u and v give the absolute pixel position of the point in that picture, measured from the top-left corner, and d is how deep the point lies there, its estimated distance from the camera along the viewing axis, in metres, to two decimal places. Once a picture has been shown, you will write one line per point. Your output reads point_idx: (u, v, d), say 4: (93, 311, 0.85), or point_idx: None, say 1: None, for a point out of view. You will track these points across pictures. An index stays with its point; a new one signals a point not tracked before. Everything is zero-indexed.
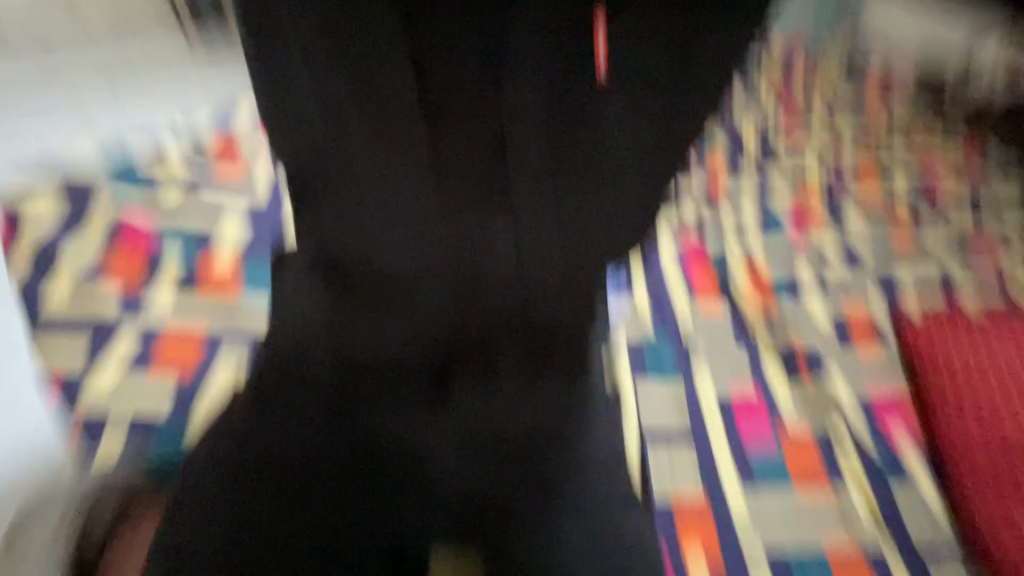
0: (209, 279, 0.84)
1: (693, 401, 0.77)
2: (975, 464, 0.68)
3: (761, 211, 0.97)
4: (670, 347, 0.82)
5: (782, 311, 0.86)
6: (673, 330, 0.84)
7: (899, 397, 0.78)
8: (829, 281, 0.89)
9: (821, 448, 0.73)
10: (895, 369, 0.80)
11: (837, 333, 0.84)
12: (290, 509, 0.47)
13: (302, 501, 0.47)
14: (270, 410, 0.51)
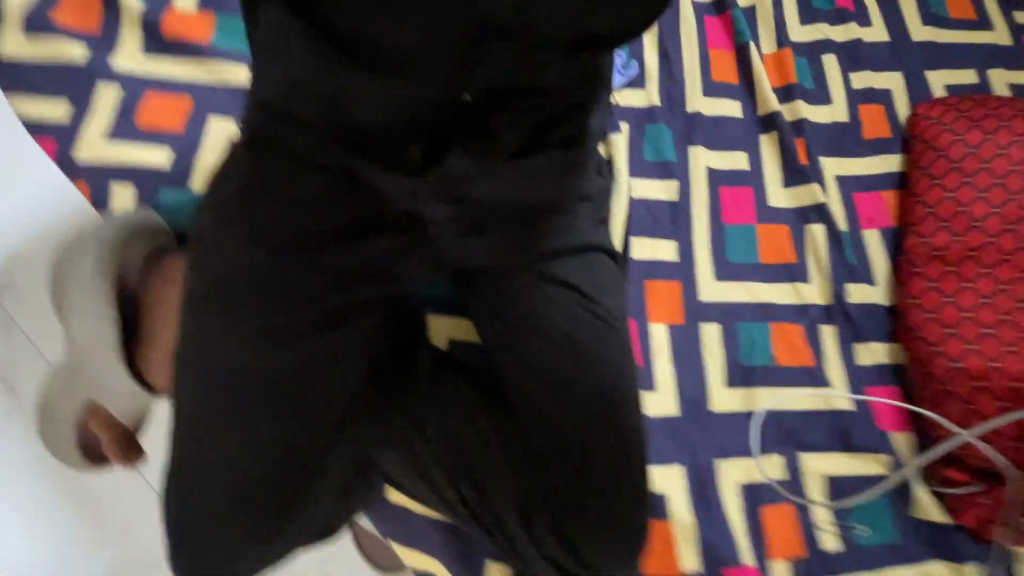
0: (179, 23, 0.77)
1: (685, 191, 0.84)
2: (925, 249, 0.81)
3: (801, 12, 0.97)
4: (673, 134, 0.86)
5: (796, 99, 0.91)
6: (681, 123, 0.88)
7: (884, 191, 0.89)
8: (852, 86, 0.94)
9: (793, 232, 0.85)
10: (888, 165, 0.90)
11: (850, 129, 0.92)
12: (308, 253, 0.56)
13: (314, 250, 0.56)
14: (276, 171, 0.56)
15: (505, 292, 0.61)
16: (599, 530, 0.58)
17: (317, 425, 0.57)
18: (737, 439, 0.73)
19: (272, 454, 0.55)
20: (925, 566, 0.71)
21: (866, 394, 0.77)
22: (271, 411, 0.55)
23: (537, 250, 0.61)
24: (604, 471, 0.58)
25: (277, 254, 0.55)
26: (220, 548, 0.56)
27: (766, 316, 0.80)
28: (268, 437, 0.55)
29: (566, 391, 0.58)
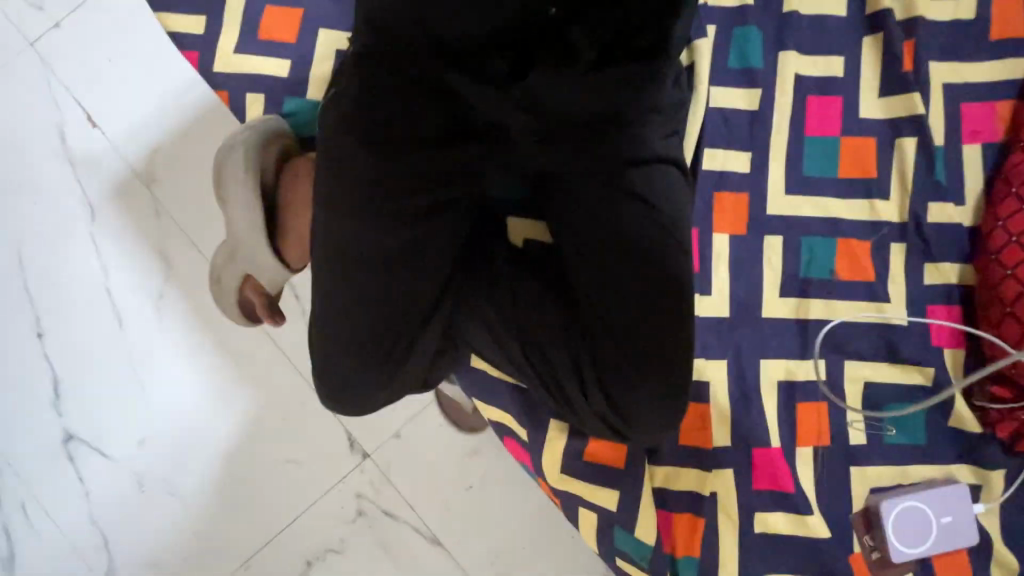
0: None
1: (768, 101, 0.83)
2: None
3: None
4: (764, 38, 0.83)
5: None
6: (773, 24, 0.83)
7: (998, 101, 0.82)
8: None
9: (880, 146, 0.82)
10: (1010, 72, 0.82)
11: (972, 29, 0.83)
12: (411, 159, 0.65)
13: (406, 155, 0.65)
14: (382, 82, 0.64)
15: (576, 197, 0.69)
16: (644, 402, 0.69)
17: (417, 303, 0.70)
18: (782, 344, 0.80)
19: (385, 322, 0.70)
20: (947, 466, 0.78)
21: (924, 310, 0.80)
22: (383, 289, 0.69)
23: (610, 157, 0.66)
24: (652, 355, 0.67)
25: (377, 159, 0.65)
26: (349, 389, 0.74)
27: (834, 232, 0.81)
28: (380, 312, 0.69)
29: (624, 281, 0.67)
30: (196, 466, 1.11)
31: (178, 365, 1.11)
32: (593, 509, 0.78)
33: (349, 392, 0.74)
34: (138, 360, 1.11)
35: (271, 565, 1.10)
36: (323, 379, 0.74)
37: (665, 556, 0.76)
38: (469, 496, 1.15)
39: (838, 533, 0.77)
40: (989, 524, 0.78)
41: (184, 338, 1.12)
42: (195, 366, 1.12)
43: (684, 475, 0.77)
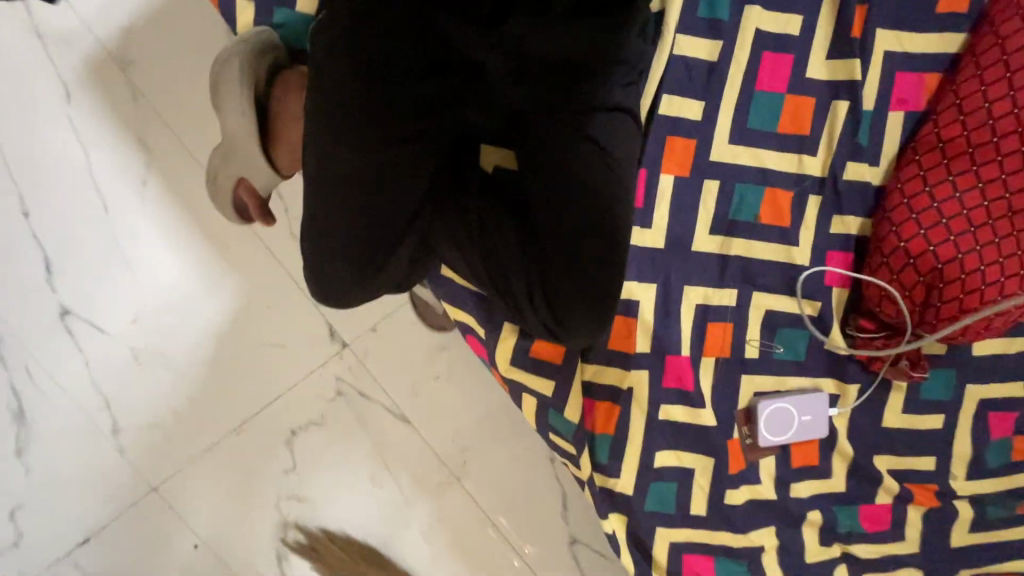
0: None
1: (727, 52, 0.90)
2: (933, 140, 0.89)
3: None
4: None
5: None
6: None
7: (928, 72, 0.92)
8: None
9: (818, 105, 0.92)
10: (946, 45, 0.91)
11: (921, 0, 0.90)
12: (398, 88, 0.76)
13: (393, 85, 0.75)
14: (379, 16, 0.74)
15: (545, 132, 0.78)
16: (582, 312, 0.84)
17: (394, 218, 0.81)
18: (705, 274, 0.95)
19: (367, 233, 0.80)
20: (816, 379, 0.98)
21: (825, 255, 0.95)
22: (366, 203, 0.78)
23: (572, 102, 0.77)
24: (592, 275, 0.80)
25: (369, 88, 0.75)
26: (334, 286, 0.86)
27: (764, 181, 0.93)
28: (361, 224, 0.79)
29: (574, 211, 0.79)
30: (188, 342, 1.25)
31: (167, 253, 1.22)
32: (533, 394, 0.96)
33: (334, 288, 0.86)
34: (127, 244, 1.21)
35: (260, 429, 1.29)
36: (315, 279, 0.87)
37: (586, 433, 0.95)
38: (436, 383, 1.36)
39: (723, 424, 0.98)
40: (839, 424, 1.00)
41: (172, 228, 1.22)
42: (183, 254, 1.23)
43: (609, 374, 0.95)
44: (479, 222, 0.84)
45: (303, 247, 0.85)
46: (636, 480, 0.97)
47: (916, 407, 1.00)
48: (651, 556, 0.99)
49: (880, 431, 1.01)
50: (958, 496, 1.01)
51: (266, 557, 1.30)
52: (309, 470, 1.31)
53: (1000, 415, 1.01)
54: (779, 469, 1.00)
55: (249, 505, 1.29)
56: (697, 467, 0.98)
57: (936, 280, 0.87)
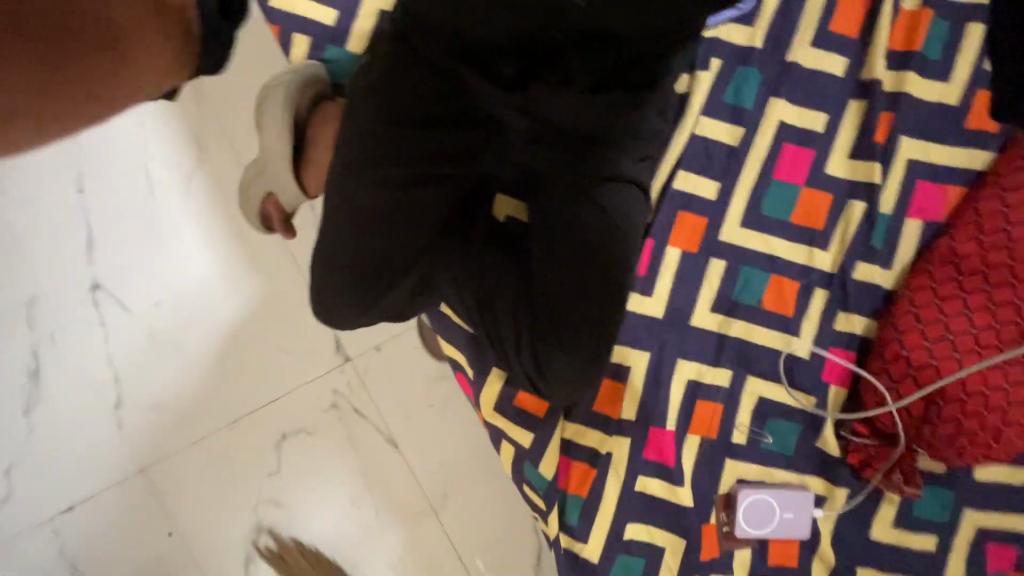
0: None
1: (749, 138, 0.92)
2: (947, 254, 0.88)
3: None
4: (760, 81, 0.92)
5: (904, 73, 0.91)
6: (773, 70, 0.92)
7: (952, 184, 0.92)
8: (981, 69, 0.91)
9: (834, 202, 0.93)
10: (972, 161, 0.91)
11: (951, 114, 0.91)
12: (423, 139, 0.80)
13: (418, 136, 0.80)
14: (413, 70, 0.79)
15: (557, 195, 0.83)
16: (570, 367, 0.86)
17: (402, 255, 0.84)
18: (700, 350, 0.95)
19: (375, 264, 0.84)
20: (803, 475, 0.95)
21: (826, 349, 0.94)
22: (378, 235, 0.83)
23: (586, 171, 0.81)
24: (583, 334, 0.84)
25: (396, 135, 0.80)
26: (339, 309, 0.89)
27: (771, 268, 0.94)
28: (371, 255, 0.84)
29: (575, 271, 0.83)
30: (202, 332, 1.30)
31: (199, 245, 1.29)
32: (512, 443, 0.95)
33: (338, 310, 0.89)
34: (165, 232, 1.28)
35: (253, 429, 1.32)
36: (320, 297, 0.90)
37: (558, 491, 0.94)
38: (429, 413, 1.37)
39: (700, 506, 0.95)
40: (823, 528, 0.96)
41: (207, 223, 1.29)
42: (212, 249, 1.29)
43: (590, 434, 0.95)
44: (483, 271, 0.88)
45: (313, 267, 0.89)
46: (603, 548, 0.95)
47: (908, 523, 0.96)
48: None
49: (866, 542, 0.96)
50: None
51: (234, 559, 1.30)
52: (291, 478, 1.33)
53: (999, 548, 0.94)
54: (754, 564, 0.96)
55: (230, 503, 1.31)
56: (668, 547, 0.95)
57: (934, 396, 0.86)
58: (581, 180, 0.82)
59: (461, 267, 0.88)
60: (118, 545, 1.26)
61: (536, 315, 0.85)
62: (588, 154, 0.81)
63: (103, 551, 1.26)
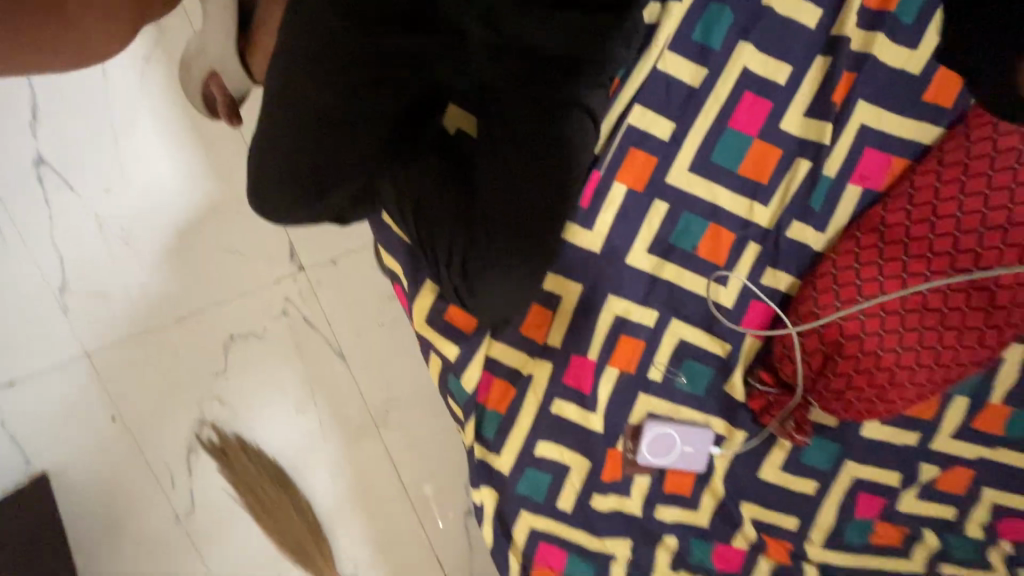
0: None
1: (712, 81, 0.91)
2: (876, 222, 0.91)
3: None
4: (733, 22, 0.90)
5: (875, 33, 0.90)
6: (748, 12, 0.90)
7: (897, 156, 0.93)
8: None
9: (782, 158, 0.94)
10: (920, 134, 0.93)
11: (911, 84, 0.92)
12: (376, 33, 0.77)
13: (369, 30, 0.76)
14: None
15: (512, 113, 0.81)
16: (503, 288, 0.88)
17: (344, 156, 0.82)
18: (632, 288, 0.97)
19: (315, 161, 0.82)
20: (708, 415, 1.02)
21: (749, 301, 0.98)
22: (321, 131, 0.80)
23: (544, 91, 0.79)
24: (520, 258, 0.85)
25: (345, 25, 0.76)
26: (276, 206, 0.87)
27: (711, 216, 0.95)
28: (312, 151, 0.81)
29: (519, 194, 0.82)
30: (153, 224, 1.28)
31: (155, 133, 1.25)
32: (439, 355, 0.98)
33: (275, 204, 0.87)
34: (117, 113, 1.23)
35: (201, 324, 1.33)
36: (258, 189, 0.87)
37: (477, 404, 0.99)
38: (378, 329, 1.42)
39: (609, 432, 1.01)
40: (718, 463, 1.04)
41: (163, 110, 1.25)
42: (168, 139, 1.25)
43: (514, 355, 0.98)
44: (426, 183, 0.87)
45: (251, 161, 0.86)
46: (514, 461, 1.01)
47: (794, 468, 1.04)
48: (511, 535, 1.03)
49: (753, 480, 1.05)
50: (809, 560, 1.06)
51: (176, 447, 1.34)
52: (237, 377, 1.35)
53: (868, 496, 1.05)
54: (651, 488, 1.04)
55: (175, 395, 1.33)
56: (575, 466, 1.02)
57: (834, 351, 0.91)
58: (537, 101, 0.79)
59: (405, 176, 0.87)
60: (60, 426, 1.27)
61: (476, 234, 0.85)
62: (548, 74, 0.78)
63: (45, 432, 1.27)
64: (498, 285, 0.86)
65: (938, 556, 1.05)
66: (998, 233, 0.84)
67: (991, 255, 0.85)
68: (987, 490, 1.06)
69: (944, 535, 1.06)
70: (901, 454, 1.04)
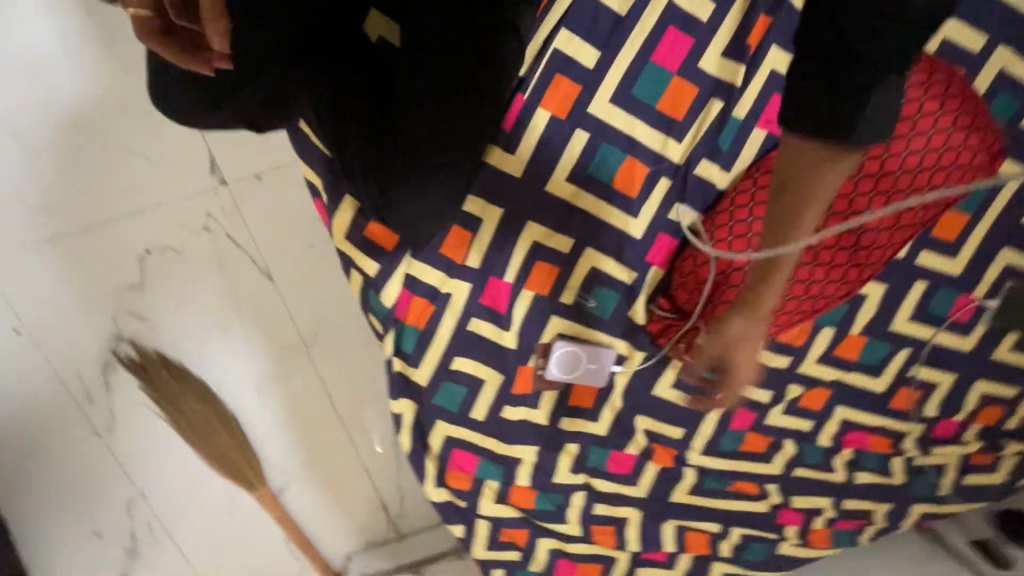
0: None
1: (638, 11, 0.92)
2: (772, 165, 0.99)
3: None
4: None
5: None
6: None
7: None
8: None
9: (698, 96, 0.98)
10: None
11: None
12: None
13: None
14: None
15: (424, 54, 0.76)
16: (418, 213, 0.91)
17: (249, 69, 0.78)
18: (550, 215, 1.02)
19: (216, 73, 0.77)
20: (612, 336, 1.11)
21: (656, 233, 1.05)
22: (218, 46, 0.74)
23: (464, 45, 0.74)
24: (431, 190, 0.87)
25: None
26: (184, 111, 0.84)
27: (628, 148, 0.99)
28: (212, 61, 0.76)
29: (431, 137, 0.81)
30: (38, 118, 1.15)
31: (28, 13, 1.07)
32: (359, 271, 1.00)
33: (184, 109, 0.84)
34: None
35: (108, 238, 1.26)
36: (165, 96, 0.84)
37: (395, 318, 1.02)
38: (305, 252, 1.39)
39: (522, 350, 1.09)
40: (619, 380, 1.15)
41: None
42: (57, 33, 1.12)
43: (434, 274, 1.02)
44: (341, 100, 0.84)
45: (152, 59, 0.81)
46: (431, 374, 1.07)
47: (684, 385, 1.17)
48: (427, 442, 1.12)
49: (649, 395, 1.17)
50: (688, 463, 1.22)
51: (91, 362, 1.31)
52: (150, 295, 1.31)
53: (743, 411, 1.21)
54: (557, 402, 1.14)
55: (84, 311, 1.28)
56: (488, 380, 1.10)
57: (722, 281, 1.02)
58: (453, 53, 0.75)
59: (322, 87, 0.84)
60: None
61: (389, 163, 0.85)
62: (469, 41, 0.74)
63: None
64: (411, 210, 0.90)
65: (793, 461, 1.25)
66: (870, 181, 0.95)
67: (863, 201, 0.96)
68: (841, 408, 1.24)
69: (801, 444, 1.25)
70: (775, 375, 1.19)
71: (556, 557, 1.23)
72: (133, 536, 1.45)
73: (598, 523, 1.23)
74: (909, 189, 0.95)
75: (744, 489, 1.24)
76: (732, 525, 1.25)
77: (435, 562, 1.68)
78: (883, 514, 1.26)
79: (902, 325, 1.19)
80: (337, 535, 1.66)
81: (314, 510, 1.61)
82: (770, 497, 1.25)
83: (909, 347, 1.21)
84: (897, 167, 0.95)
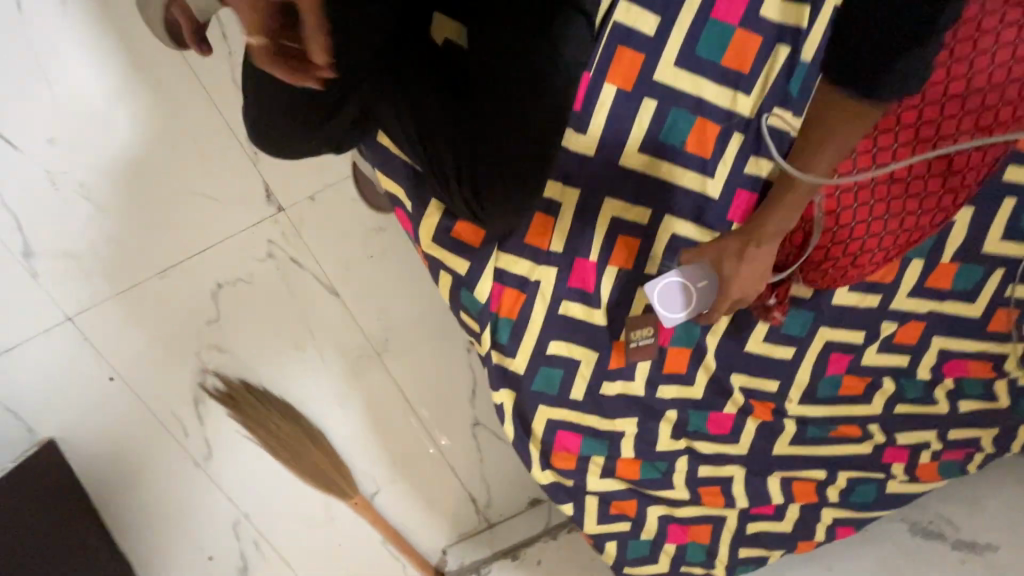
0: None
1: None
2: None
3: None
4: None
5: None
6: None
7: None
8: None
9: (762, 47, 0.98)
10: None
11: None
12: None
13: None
14: None
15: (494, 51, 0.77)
16: (503, 206, 0.92)
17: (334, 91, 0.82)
18: (627, 189, 1.02)
19: (305, 101, 0.82)
20: None
21: (735, 190, 1.04)
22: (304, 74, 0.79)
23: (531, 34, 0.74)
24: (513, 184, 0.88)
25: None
26: (279, 140, 0.90)
27: (698, 110, 0.99)
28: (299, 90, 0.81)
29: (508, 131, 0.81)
30: (107, 174, 1.21)
31: (92, 78, 1.15)
32: (450, 272, 1.03)
33: (278, 138, 0.89)
34: (54, 64, 1.12)
35: (186, 277, 1.31)
36: (258, 131, 0.90)
37: (490, 313, 1.05)
38: (369, 262, 1.42)
39: (613, 326, 1.10)
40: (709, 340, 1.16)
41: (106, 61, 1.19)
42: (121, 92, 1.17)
43: (521, 263, 1.04)
44: (418, 110, 0.85)
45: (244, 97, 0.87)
46: (528, 362, 1.09)
47: (776, 337, 1.17)
48: (530, 427, 1.14)
49: (742, 353, 1.18)
50: (788, 415, 1.22)
51: (186, 397, 1.37)
52: (229, 326, 1.37)
53: (838, 356, 1.20)
54: (652, 371, 1.16)
55: (172, 350, 1.34)
56: (584, 360, 1.12)
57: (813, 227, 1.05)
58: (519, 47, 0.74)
59: (396, 101, 0.86)
60: (57, 393, 1.29)
61: (471, 162, 0.87)
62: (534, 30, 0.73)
63: (41, 397, 1.28)
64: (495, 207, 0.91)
65: (893, 399, 1.23)
66: (956, 103, 1.00)
67: (949, 124, 1.01)
68: (937, 339, 1.22)
69: (900, 380, 1.23)
70: (866, 315, 1.18)
71: (666, 524, 1.25)
72: (243, 556, 1.50)
73: (704, 484, 1.24)
74: (995, 106, 0.99)
75: (847, 432, 1.23)
76: (839, 471, 1.25)
77: (532, 544, 1.62)
78: (992, 441, 1.24)
79: (994, 246, 1.17)
80: (430, 532, 1.67)
81: (405, 506, 1.62)
82: (873, 437, 1.24)
83: (1003, 268, 1.18)
84: (984, 84, 0.99)
